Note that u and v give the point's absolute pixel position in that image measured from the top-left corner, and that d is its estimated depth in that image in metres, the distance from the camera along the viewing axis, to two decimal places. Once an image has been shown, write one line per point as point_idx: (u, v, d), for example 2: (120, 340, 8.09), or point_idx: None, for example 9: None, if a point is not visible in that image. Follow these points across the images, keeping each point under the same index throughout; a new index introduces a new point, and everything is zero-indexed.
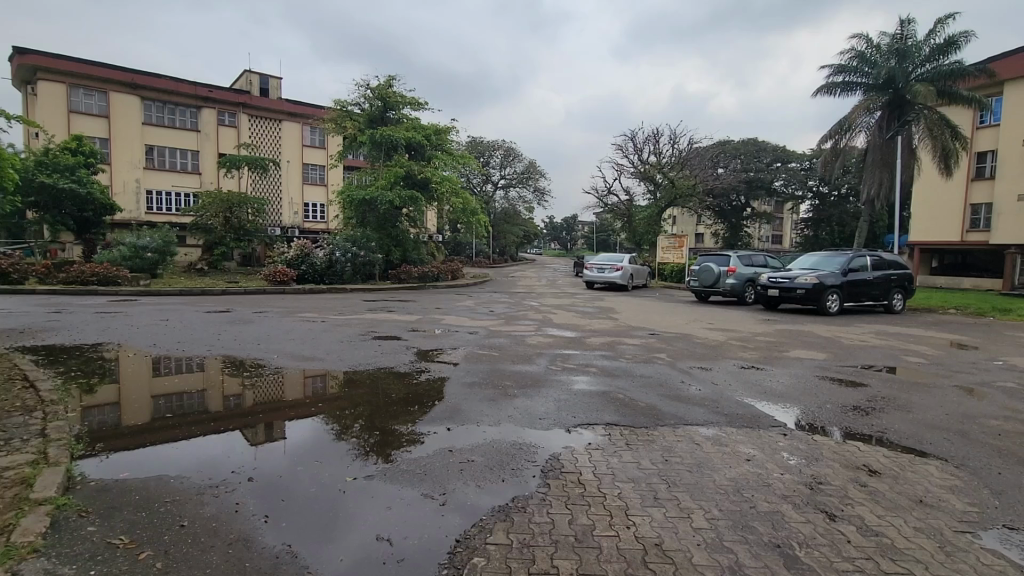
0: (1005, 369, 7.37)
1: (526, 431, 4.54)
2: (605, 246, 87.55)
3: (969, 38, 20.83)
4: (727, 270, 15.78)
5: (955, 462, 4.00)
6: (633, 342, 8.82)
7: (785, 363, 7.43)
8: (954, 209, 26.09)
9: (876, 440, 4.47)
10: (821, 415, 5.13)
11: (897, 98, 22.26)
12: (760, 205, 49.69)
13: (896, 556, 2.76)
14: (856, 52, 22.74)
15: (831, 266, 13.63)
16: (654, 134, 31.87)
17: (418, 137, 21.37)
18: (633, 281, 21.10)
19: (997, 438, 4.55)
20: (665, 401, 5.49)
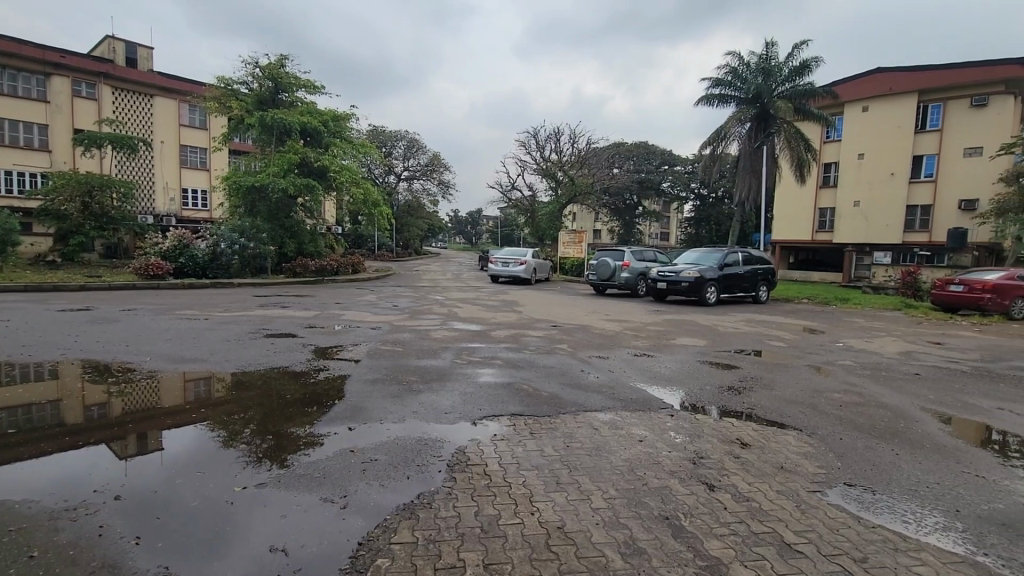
0: (844, 349, 8.67)
1: (431, 426, 4.51)
2: (510, 241, 89.23)
3: (818, 63, 23.83)
4: (621, 265, 16.79)
5: (808, 432, 4.63)
6: (536, 334, 9.10)
7: (672, 350, 8.10)
8: (806, 212, 29.99)
9: (746, 416, 5.05)
10: (702, 396, 5.67)
11: (763, 111, 24.97)
12: (650, 204, 53.43)
13: (763, 517, 3.15)
14: (730, 68, 25.26)
15: (710, 261, 15.07)
16: (556, 133, 32.91)
17: (314, 123, 20.12)
18: (535, 275, 21.69)
19: (839, 409, 5.34)
20: (566, 389, 5.76)
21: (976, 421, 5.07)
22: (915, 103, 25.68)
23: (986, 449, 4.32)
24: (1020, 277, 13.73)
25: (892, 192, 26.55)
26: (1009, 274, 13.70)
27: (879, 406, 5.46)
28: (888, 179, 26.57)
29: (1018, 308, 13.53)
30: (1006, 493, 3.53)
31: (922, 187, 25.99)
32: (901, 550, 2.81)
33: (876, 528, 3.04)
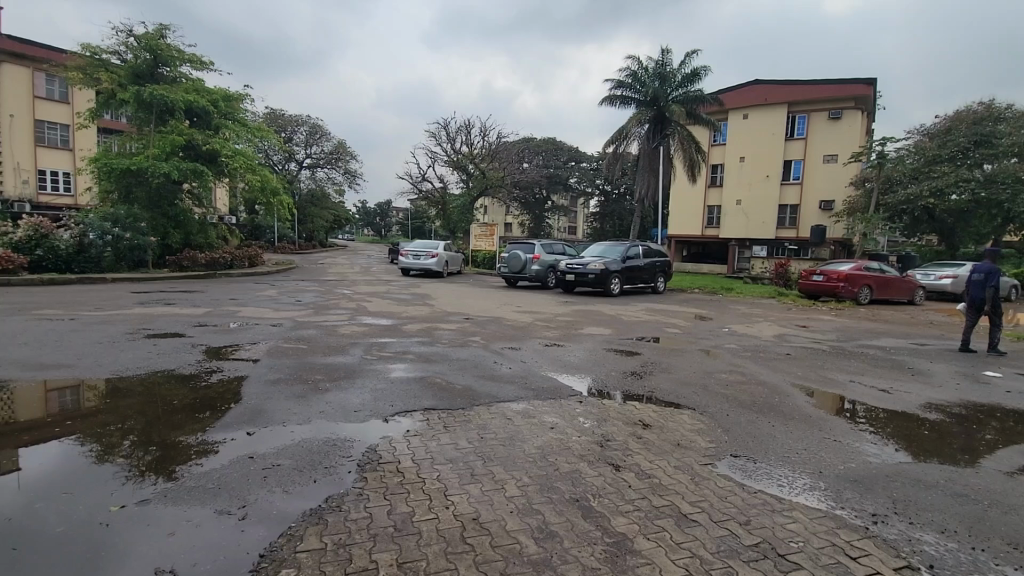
0: (730, 334, 9.57)
1: (340, 426, 4.34)
2: (421, 233, 87.64)
3: (707, 72, 25.80)
4: (532, 257, 17.16)
5: (700, 411, 5.06)
6: (448, 327, 9.06)
7: (579, 339, 8.45)
8: (697, 209, 32.59)
9: (647, 399, 5.42)
10: (607, 382, 5.99)
11: (661, 114, 26.63)
12: (558, 199, 55.04)
13: (662, 492, 3.41)
14: (631, 71, 26.67)
15: (614, 254, 15.89)
16: (466, 125, 32.72)
17: (201, 102, 18.25)
18: (447, 268, 21.50)
19: (726, 388, 5.90)
20: (480, 381, 5.81)
21: (834, 393, 5.85)
22: (785, 113, 28.78)
23: (842, 417, 5.01)
24: (867, 268, 15.98)
25: (768, 192, 29.62)
26: (858, 265, 15.89)
27: (758, 384, 6.10)
28: (764, 181, 29.59)
29: (865, 295, 15.73)
30: (857, 454, 4.12)
31: (791, 188, 29.25)
32: (778, 510, 3.18)
33: (757, 493, 3.41)
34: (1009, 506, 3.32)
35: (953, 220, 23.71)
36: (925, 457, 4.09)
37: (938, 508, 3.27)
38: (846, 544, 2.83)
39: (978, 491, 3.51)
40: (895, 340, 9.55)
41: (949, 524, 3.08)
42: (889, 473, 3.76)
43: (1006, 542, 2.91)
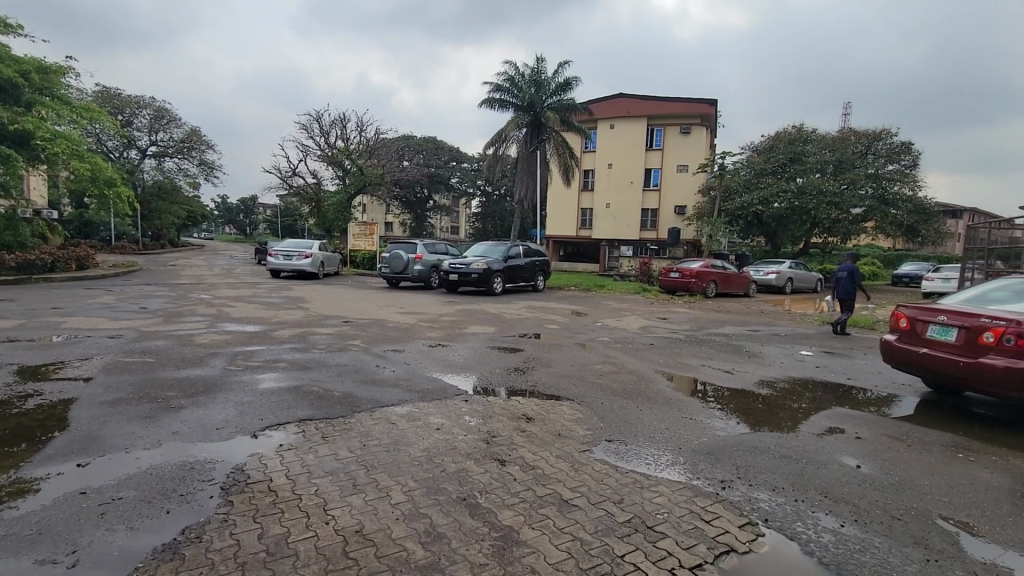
0: (603, 328, 10.29)
1: (199, 446, 3.90)
2: (292, 231, 81.45)
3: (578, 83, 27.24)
4: (414, 257, 16.85)
5: (578, 401, 5.39)
6: (326, 331, 8.56)
7: (463, 338, 8.50)
8: (571, 211, 34.51)
9: (529, 393, 5.63)
10: (492, 379, 6.11)
11: (537, 119, 27.68)
12: (440, 199, 54.63)
13: (545, 481, 3.57)
14: (508, 76, 27.42)
15: (495, 254, 16.22)
16: (341, 119, 31.15)
17: (7, 73, 15.15)
18: (323, 269, 20.26)
19: (600, 378, 6.35)
20: (361, 387, 5.57)
21: (690, 377, 6.59)
22: (645, 125, 31.66)
23: (696, 397, 5.66)
24: (713, 266, 18.20)
25: (632, 196, 32.32)
26: (706, 263, 18.04)
27: (628, 373, 6.65)
28: (629, 187, 32.27)
29: (712, 289, 17.89)
30: (708, 429, 4.68)
31: (652, 194, 32.19)
32: (646, 487, 3.51)
33: (628, 472, 3.73)
34: (820, 462, 4.01)
35: (776, 225, 27.92)
36: (759, 427, 4.78)
37: (770, 469, 3.85)
38: (702, 510, 3.21)
39: (797, 452, 4.19)
40: (735, 328, 11.01)
41: (778, 482, 3.64)
42: (732, 444, 4.34)
43: (817, 491, 3.52)
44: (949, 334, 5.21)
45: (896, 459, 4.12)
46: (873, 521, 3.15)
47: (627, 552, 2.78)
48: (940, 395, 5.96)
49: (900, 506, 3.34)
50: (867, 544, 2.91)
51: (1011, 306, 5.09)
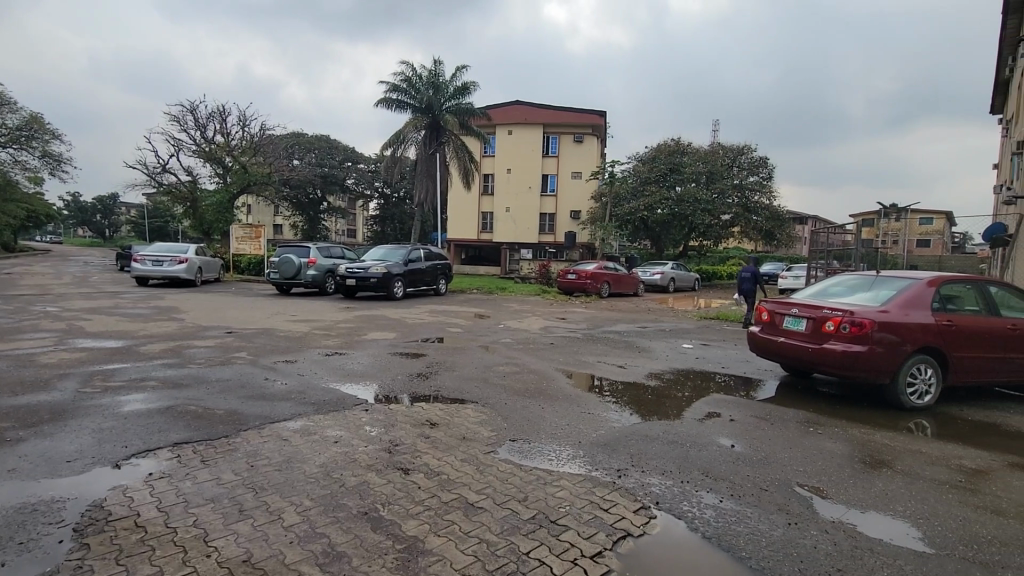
0: (505, 329, 10.45)
1: (44, 484, 3.34)
2: (163, 234, 72.95)
3: (476, 88, 27.37)
4: (307, 262, 15.86)
5: (482, 403, 5.41)
6: (206, 344, 7.78)
7: (363, 345, 8.17)
8: (472, 215, 34.65)
9: (433, 398, 5.55)
10: (394, 386, 5.94)
11: (435, 122, 27.42)
12: (335, 200, 52.07)
13: (449, 486, 3.54)
14: (405, 76, 26.88)
15: (395, 258, 15.80)
16: (220, 112, 28.51)
17: None
18: (201, 275, 18.38)
19: (503, 379, 6.44)
20: (247, 403, 5.12)
21: (587, 373, 6.90)
22: (541, 133, 32.74)
23: (593, 393, 5.94)
24: (606, 267, 19.26)
25: (530, 201, 33.23)
26: (599, 265, 19.05)
27: (530, 373, 6.81)
28: (527, 192, 33.14)
29: (606, 289, 18.94)
30: (605, 422, 4.94)
31: (549, 199, 33.32)
32: (549, 482, 3.62)
33: (531, 470, 3.82)
34: (701, 444, 4.41)
35: (660, 229, 30.26)
36: (650, 416, 5.14)
37: (660, 454, 4.16)
38: (600, 499, 3.37)
39: (682, 437, 4.56)
40: (627, 326, 11.75)
41: (667, 466, 3.94)
42: (626, 434, 4.61)
43: (700, 472, 3.86)
44: (800, 325, 5.98)
45: (764, 436, 4.65)
46: (747, 495, 3.52)
47: (532, 548, 2.85)
48: (795, 378, 6.83)
49: (766, 479, 3.77)
50: (741, 515, 3.25)
51: (846, 299, 5.95)
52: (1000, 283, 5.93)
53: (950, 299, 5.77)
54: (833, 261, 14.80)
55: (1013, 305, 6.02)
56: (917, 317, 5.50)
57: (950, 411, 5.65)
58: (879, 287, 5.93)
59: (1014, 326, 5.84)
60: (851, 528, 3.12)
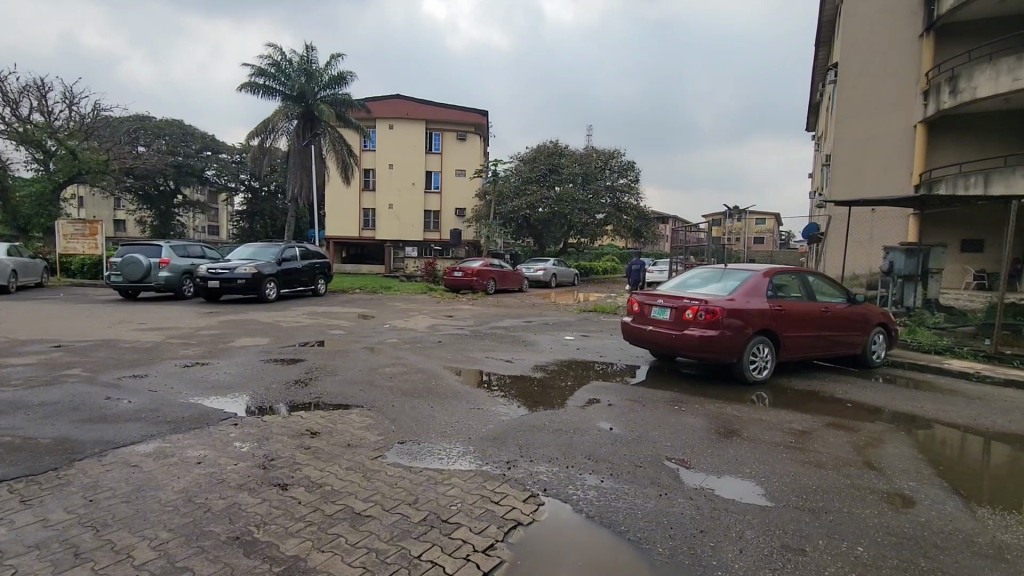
0: (390, 329, 10.15)
1: None
2: None
3: (353, 78, 26.08)
4: (158, 262, 13.97)
5: (368, 407, 5.20)
6: (24, 361, 6.50)
7: (230, 353, 7.40)
8: (352, 211, 33.08)
9: (313, 406, 5.21)
10: (268, 396, 5.48)
11: (309, 111, 25.66)
12: (191, 193, 46.46)
13: (333, 497, 3.35)
14: (272, 60, 24.77)
15: (266, 256, 14.57)
16: (38, 86, 23.94)
17: None
18: (16, 280, 15.33)
19: (390, 380, 6.25)
20: (82, 428, 4.37)
21: (476, 369, 6.95)
22: (424, 129, 32.24)
23: (482, 388, 6.00)
24: (491, 264, 19.56)
25: (414, 198, 32.58)
26: (485, 262, 19.31)
27: (418, 372, 6.69)
28: (411, 188, 32.45)
29: (492, 286, 19.23)
30: (494, 416, 5.02)
31: (433, 196, 32.95)
32: (439, 482, 3.58)
33: (421, 471, 3.75)
34: (583, 430, 4.67)
35: (542, 227, 31.43)
36: (537, 407, 5.33)
37: (546, 443, 4.33)
38: (491, 492, 3.42)
39: (566, 425, 4.79)
40: (513, 321, 12.04)
41: (553, 454, 4.11)
42: (514, 426, 4.72)
43: (583, 456, 4.08)
44: (665, 314, 6.59)
45: (638, 418, 5.05)
46: (624, 472, 3.80)
47: (423, 550, 2.80)
48: (663, 362, 7.53)
49: (640, 456, 4.10)
50: (619, 492, 3.50)
51: (702, 290, 6.68)
52: (817, 273, 7.05)
53: (780, 288, 6.73)
54: (690, 256, 16.55)
55: (827, 291, 7.19)
56: (757, 304, 6.35)
57: (784, 383, 6.61)
58: (727, 279, 6.73)
59: (828, 309, 6.98)
60: (711, 493, 3.51)
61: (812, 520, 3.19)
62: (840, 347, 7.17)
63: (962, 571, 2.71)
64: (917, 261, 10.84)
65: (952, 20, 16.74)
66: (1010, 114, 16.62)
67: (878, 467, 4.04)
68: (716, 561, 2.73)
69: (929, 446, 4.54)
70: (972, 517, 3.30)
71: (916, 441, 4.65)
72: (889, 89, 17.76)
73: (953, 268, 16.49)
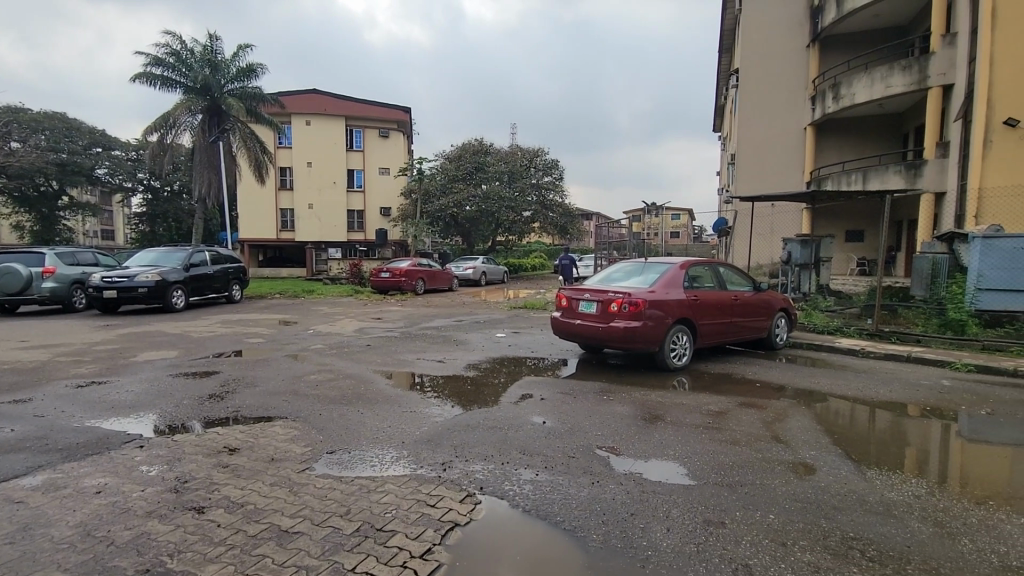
0: (314, 335, 9.71)
1: None
2: None
3: (264, 70, 24.58)
4: (40, 272, 12.44)
5: (293, 417, 4.95)
6: None
7: (132, 369, 6.73)
8: (268, 211, 31.25)
9: (231, 421, 4.88)
10: (179, 413, 5.06)
11: (215, 105, 23.90)
12: (78, 194, 41.72)
13: (258, 516, 3.16)
14: (170, 49, 22.80)
15: (171, 262, 13.42)
16: None
17: None
18: None
19: (316, 388, 5.98)
20: None
21: (407, 372, 6.81)
22: (344, 125, 31.05)
23: (414, 391, 5.90)
24: (420, 264, 19.25)
25: (336, 197, 31.31)
26: (413, 262, 18.97)
27: (346, 378, 6.45)
28: (332, 187, 31.17)
29: (421, 286, 18.93)
30: (427, 418, 4.95)
31: (356, 195, 31.84)
32: (373, 490, 3.48)
33: (352, 481, 3.62)
34: (516, 425, 4.73)
35: (469, 225, 31.36)
36: (471, 406, 5.31)
37: (480, 442, 4.33)
38: (427, 496, 3.37)
39: (501, 421, 4.82)
40: (444, 320, 11.92)
41: (489, 451, 4.13)
42: (448, 427, 4.68)
43: (518, 451, 4.13)
44: (592, 308, 6.81)
45: (569, 409, 5.18)
46: (558, 464, 3.88)
47: (358, 562, 2.71)
48: (591, 355, 7.78)
49: (573, 447, 4.21)
50: (555, 483, 3.57)
51: (625, 284, 6.97)
52: (727, 265, 7.57)
53: (695, 279, 7.17)
54: (614, 251, 17.19)
55: (736, 281, 7.75)
56: (675, 295, 6.72)
57: (701, 368, 7.05)
58: (648, 272, 7.07)
59: (737, 297, 7.53)
60: (639, 477, 3.68)
61: (730, 494, 3.44)
62: (748, 332, 7.75)
63: (857, 527, 3.04)
64: (811, 251, 11.94)
65: (834, 32, 18.52)
66: (884, 118, 18.40)
67: (785, 440, 4.42)
68: (647, 541, 2.86)
69: (826, 418, 5.04)
70: (864, 479, 3.69)
71: (816, 414, 5.13)
72: (784, 94, 19.37)
73: (840, 256, 18.39)
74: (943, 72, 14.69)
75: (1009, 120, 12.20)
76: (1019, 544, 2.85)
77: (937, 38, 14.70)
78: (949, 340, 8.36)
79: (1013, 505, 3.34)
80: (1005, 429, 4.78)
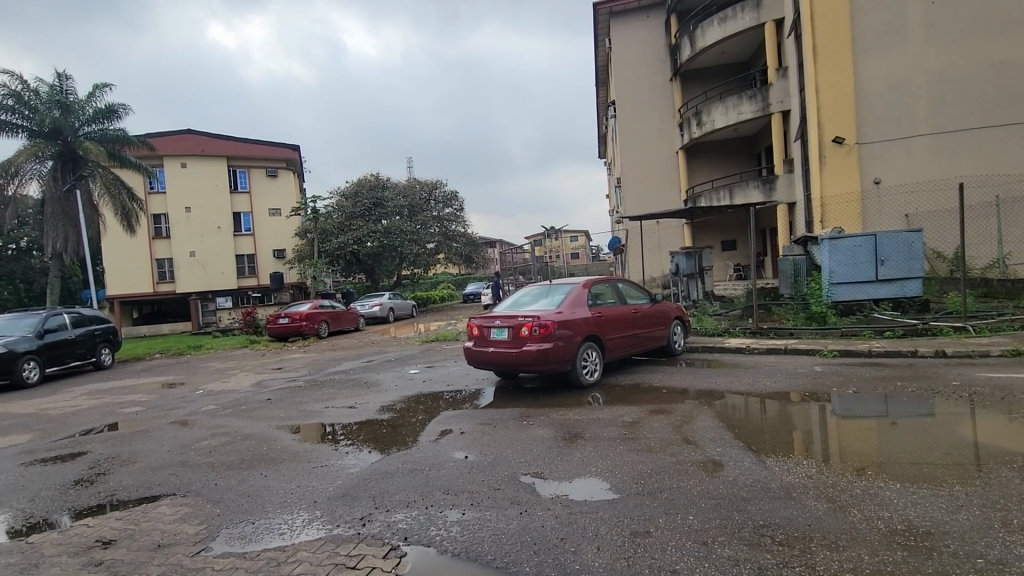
0: (204, 395, 8.77)
1: None
2: None
3: (127, 111, 22.35)
4: None
5: (183, 492, 4.39)
6: None
7: None
8: (142, 263, 28.19)
9: (107, 507, 4.21)
10: (36, 509, 4.25)
11: (68, 150, 21.20)
12: None
13: None
14: (8, 89, 19.86)
15: (19, 330, 11.52)
16: None
17: None
18: None
19: (209, 456, 5.34)
20: None
21: (315, 424, 6.31)
22: (225, 166, 29.06)
23: (325, 442, 5.50)
24: (321, 306, 18.21)
25: (220, 243, 28.92)
26: (314, 303, 17.89)
27: (244, 439, 5.83)
28: (215, 231, 28.79)
29: (324, 329, 17.89)
30: (342, 470, 4.62)
31: (244, 239, 29.67)
32: (284, 561, 3.14)
33: (259, 555, 3.25)
34: (438, 464, 4.57)
35: (372, 261, 30.45)
36: (388, 450, 5.04)
37: (400, 488, 4.11)
38: (346, 557, 3.11)
39: (419, 463, 4.62)
40: (351, 363, 11.35)
41: (410, 497, 3.92)
42: (365, 477, 4.40)
43: (441, 492, 3.97)
44: (503, 334, 6.83)
45: (490, 441, 5.08)
46: (482, 500, 3.78)
47: None
48: (507, 381, 7.78)
49: (497, 479, 4.14)
50: (482, 520, 3.46)
51: (533, 307, 7.09)
52: (625, 281, 8.02)
53: (597, 296, 7.48)
54: (519, 276, 17.49)
55: (634, 295, 8.22)
56: (580, 313, 6.95)
57: (612, 381, 7.32)
58: (554, 294, 7.26)
59: (637, 311, 7.95)
60: (565, 500, 3.67)
61: (651, 502, 3.54)
62: (650, 342, 8.21)
63: (765, 514, 3.25)
64: (696, 261, 13.08)
65: (692, 66, 20.71)
66: (741, 139, 20.71)
67: (693, 441, 4.68)
68: (579, 565, 2.86)
69: (726, 414, 5.42)
70: (764, 468, 3.98)
71: (716, 412, 5.51)
72: (656, 121, 21.28)
73: (719, 264, 20.22)
74: (780, 100, 17.10)
75: (837, 138, 14.31)
76: (898, 507, 3.22)
77: (773, 71, 17.05)
78: (816, 331, 9.46)
79: (884, 471, 3.79)
80: (869, 404, 5.46)
